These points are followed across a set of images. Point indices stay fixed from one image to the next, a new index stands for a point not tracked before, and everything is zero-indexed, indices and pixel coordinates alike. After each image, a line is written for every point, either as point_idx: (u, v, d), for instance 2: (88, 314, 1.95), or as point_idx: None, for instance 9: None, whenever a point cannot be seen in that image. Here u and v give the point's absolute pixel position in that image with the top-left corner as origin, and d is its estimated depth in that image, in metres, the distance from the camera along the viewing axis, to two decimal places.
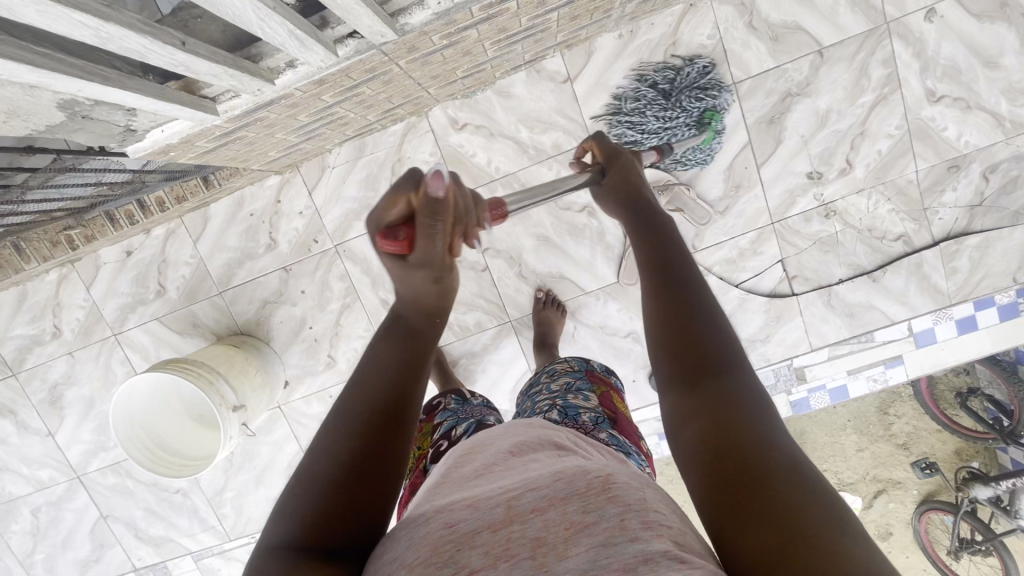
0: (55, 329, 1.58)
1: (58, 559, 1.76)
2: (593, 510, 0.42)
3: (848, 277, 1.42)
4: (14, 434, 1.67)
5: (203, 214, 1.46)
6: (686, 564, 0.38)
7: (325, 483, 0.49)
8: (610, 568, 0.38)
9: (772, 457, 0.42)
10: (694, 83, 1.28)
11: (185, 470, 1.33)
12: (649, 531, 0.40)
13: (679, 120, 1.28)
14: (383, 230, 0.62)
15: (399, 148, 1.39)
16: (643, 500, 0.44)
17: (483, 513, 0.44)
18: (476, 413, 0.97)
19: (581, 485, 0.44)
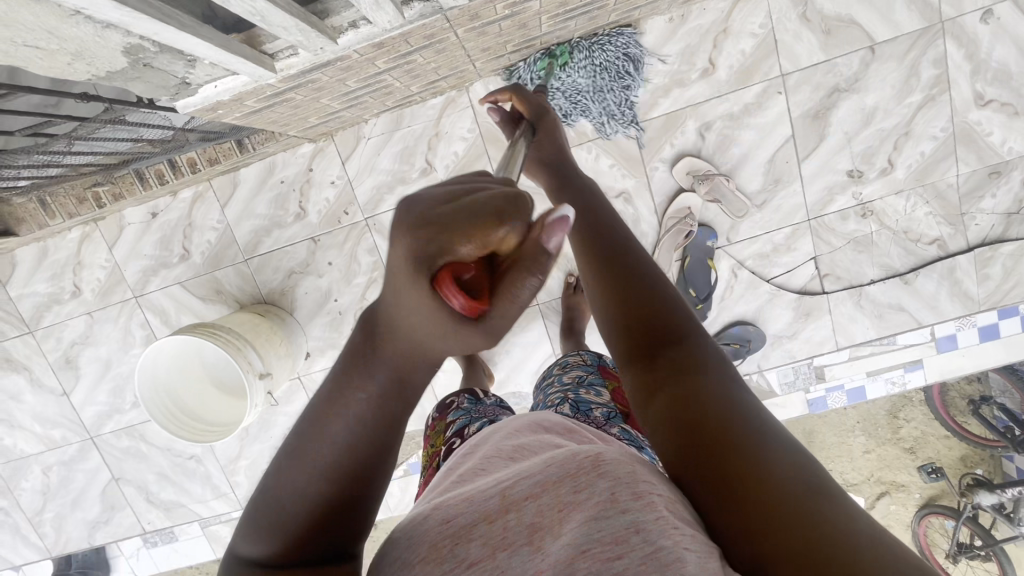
0: (75, 288, 1.55)
1: (68, 519, 1.76)
2: (584, 488, 0.40)
3: (879, 278, 1.41)
4: (28, 391, 1.66)
5: (233, 178, 1.44)
6: (677, 531, 0.36)
7: (285, 506, 0.47)
8: (603, 541, 0.37)
9: (746, 421, 0.42)
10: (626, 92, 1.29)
11: (203, 436, 1.31)
12: (641, 501, 0.38)
13: (580, 82, 1.26)
14: (447, 268, 0.42)
15: (436, 122, 1.36)
16: (632, 472, 0.41)
17: (477, 506, 0.42)
18: (490, 412, 0.95)
19: (570, 466, 0.42)
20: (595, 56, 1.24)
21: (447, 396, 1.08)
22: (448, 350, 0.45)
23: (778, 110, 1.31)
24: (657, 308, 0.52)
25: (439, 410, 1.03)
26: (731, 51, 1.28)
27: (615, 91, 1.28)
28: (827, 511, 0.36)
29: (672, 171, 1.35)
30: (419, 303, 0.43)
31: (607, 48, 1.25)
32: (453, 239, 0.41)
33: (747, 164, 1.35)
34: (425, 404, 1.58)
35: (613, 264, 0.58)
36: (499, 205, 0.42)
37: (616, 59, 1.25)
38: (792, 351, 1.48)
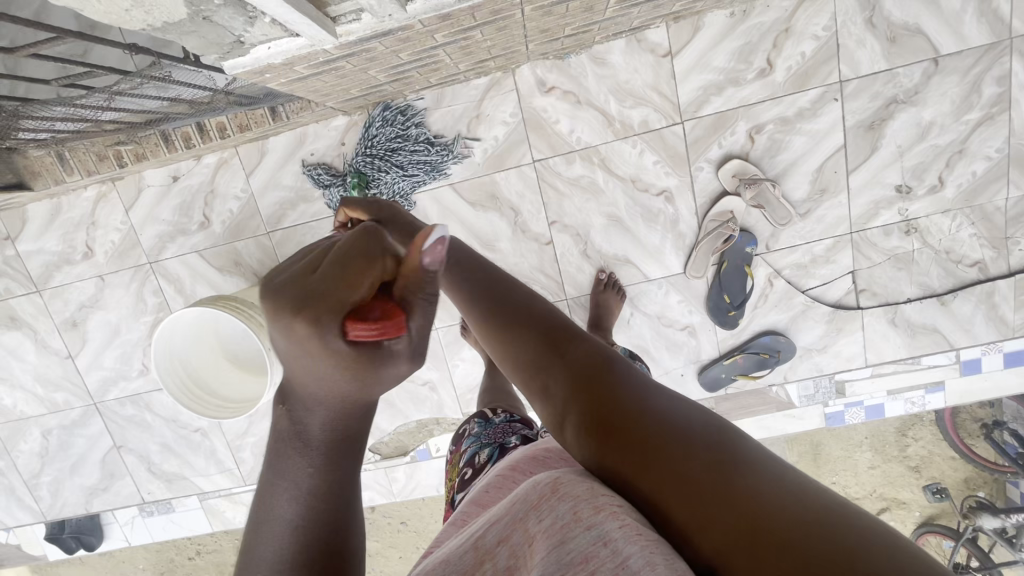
0: (87, 249, 1.50)
1: (65, 483, 1.73)
2: (547, 512, 0.37)
3: (916, 296, 1.39)
4: (31, 351, 1.60)
5: (261, 147, 1.38)
6: (642, 536, 0.33)
7: None
8: (572, 562, 0.33)
9: (675, 423, 0.39)
10: (421, 137, 1.32)
11: (220, 412, 1.27)
12: (601, 513, 0.35)
13: (370, 162, 1.32)
14: (350, 316, 0.41)
15: (478, 103, 1.31)
16: (591, 489, 0.38)
17: (452, 565, 0.38)
18: (502, 435, 0.91)
19: (531, 495, 0.39)
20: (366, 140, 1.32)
21: (461, 424, 1.05)
22: (378, 374, 0.42)
23: (832, 118, 1.28)
24: (542, 322, 0.53)
25: (455, 441, 0.99)
26: (791, 52, 1.24)
27: (415, 147, 1.32)
28: (766, 483, 0.33)
29: (718, 173, 1.31)
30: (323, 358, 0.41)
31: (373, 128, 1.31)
32: (341, 287, 0.41)
33: (794, 172, 1.32)
34: (441, 392, 1.55)
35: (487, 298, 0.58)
36: (367, 244, 0.44)
37: (388, 132, 1.31)
38: (820, 365, 1.46)
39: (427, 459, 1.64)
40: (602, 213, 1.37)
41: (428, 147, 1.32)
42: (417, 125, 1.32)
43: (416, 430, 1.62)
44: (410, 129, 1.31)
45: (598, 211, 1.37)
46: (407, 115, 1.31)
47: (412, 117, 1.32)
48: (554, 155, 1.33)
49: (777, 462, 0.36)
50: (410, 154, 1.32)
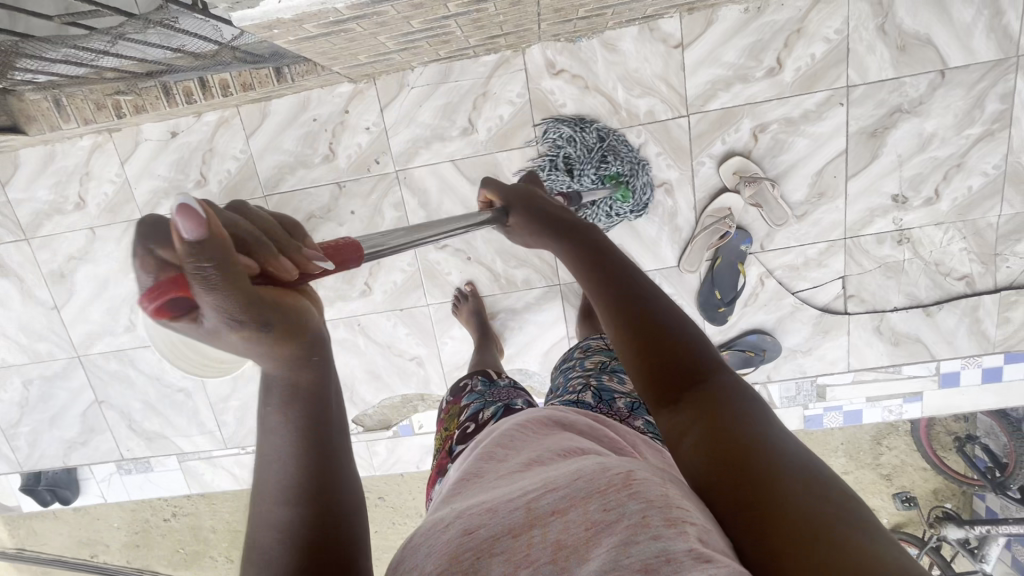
0: (79, 200, 1.48)
1: (45, 434, 1.72)
2: (614, 507, 0.40)
3: (903, 306, 1.41)
4: (16, 300, 1.58)
5: (263, 109, 1.36)
6: (713, 562, 0.35)
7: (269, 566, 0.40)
8: (630, 568, 0.36)
9: (786, 463, 0.42)
10: (565, 132, 1.29)
11: None
12: (672, 528, 0.37)
13: (587, 175, 1.28)
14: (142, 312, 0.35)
15: (486, 80, 1.30)
16: (665, 496, 0.40)
17: (501, 517, 0.42)
18: (505, 396, 0.95)
19: (600, 481, 0.42)
20: (553, 167, 1.30)
21: (462, 378, 1.10)
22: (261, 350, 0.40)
23: (836, 122, 1.28)
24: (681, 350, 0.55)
25: (453, 394, 1.04)
26: (801, 53, 1.24)
27: (573, 141, 1.28)
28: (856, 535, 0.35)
29: (720, 169, 1.32)
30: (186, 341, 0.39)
31: (551, 157, 1.31)
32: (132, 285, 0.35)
33: (794, 174, 1.32)
34: (428, 367, 1.55)
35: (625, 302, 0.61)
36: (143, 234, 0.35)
37: (563, 149, 1.29)
38: (803, 367, 1.48)
39: (409, 434, 1.65)
40: None
41: (599, 131, 1.28)
42: (575, 127, 1.28)
43: (400, 404, 1.63)
44: (574, 134, 1.28)
45: None
46: (558, 129, 1.29)
47: (560, 126, 1.29)
48: None
49: (881, 533, 0.36)
50: (580, 143, 1.28)
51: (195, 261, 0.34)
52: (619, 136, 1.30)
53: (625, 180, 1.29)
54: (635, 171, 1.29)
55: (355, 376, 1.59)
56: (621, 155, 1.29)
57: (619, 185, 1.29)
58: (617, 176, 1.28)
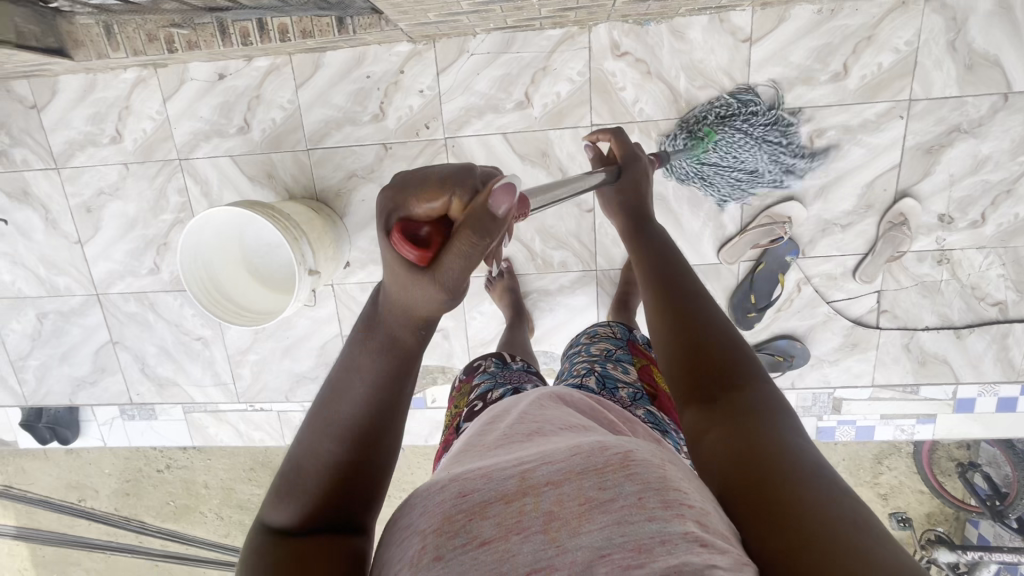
0: (116, 134, 1.44)
1: (54, 370, 1.70)
2: (611, 486, 0.42)
3: (934, 326, 1.41)
4: (39, 230, 1.55)
5: (316, 60, 1.33)
6: (707, 548, 0.38)
7: (318, 473, 0.54)
8: (626, 547, 0.39)
9: (795, 461, 0.46)
10: (782, 132, 1.26)
11: (240, 317, 1.27)
12: (670, 511, 0.40)
13: (748, 151, 1.26)
14: (402, 225, 0.50)
15: (548, 55, 1.28)
16: (663, 477, 0.43)
17: (495, 483, 0.44)
18: (515, 379, 0.95)
19: (598, 460, 0.44)
20: (768, 125, 1.25)
21: (477, 359, 1.10)
22: (417, 309, 0.52)
23: (894, 135, 1.28)
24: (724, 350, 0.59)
25: (467, 372, 1.04)
26: (868, 60, 1.23)
27: (770, 140, 1.26)
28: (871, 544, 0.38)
29: (902, 201, 1.30)
30: (386, 258, 0.51)
31: (782, 123, 1.26)
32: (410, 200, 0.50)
33: (843, 184, 1.32)
34: (453, 340, 1.55)
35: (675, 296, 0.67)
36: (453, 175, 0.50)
37: (783, 136, 1.26)
38: (827, 377, 1.49)
39: (421, 407, 1.67)
40: None
41: (785, 157, 1.29)
42: (801, 155, 1.29)
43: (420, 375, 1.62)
44: (793, 154, 1.29)
45: None
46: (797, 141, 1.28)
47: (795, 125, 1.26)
48: (613, 123, 1.31)
49: (882, 534, 0.40)
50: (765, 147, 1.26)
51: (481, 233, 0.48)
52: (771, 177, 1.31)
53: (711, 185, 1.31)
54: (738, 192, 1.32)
55: None
56: (743, 180, 1.30)
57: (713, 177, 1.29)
58: (724, 178, 1.29)
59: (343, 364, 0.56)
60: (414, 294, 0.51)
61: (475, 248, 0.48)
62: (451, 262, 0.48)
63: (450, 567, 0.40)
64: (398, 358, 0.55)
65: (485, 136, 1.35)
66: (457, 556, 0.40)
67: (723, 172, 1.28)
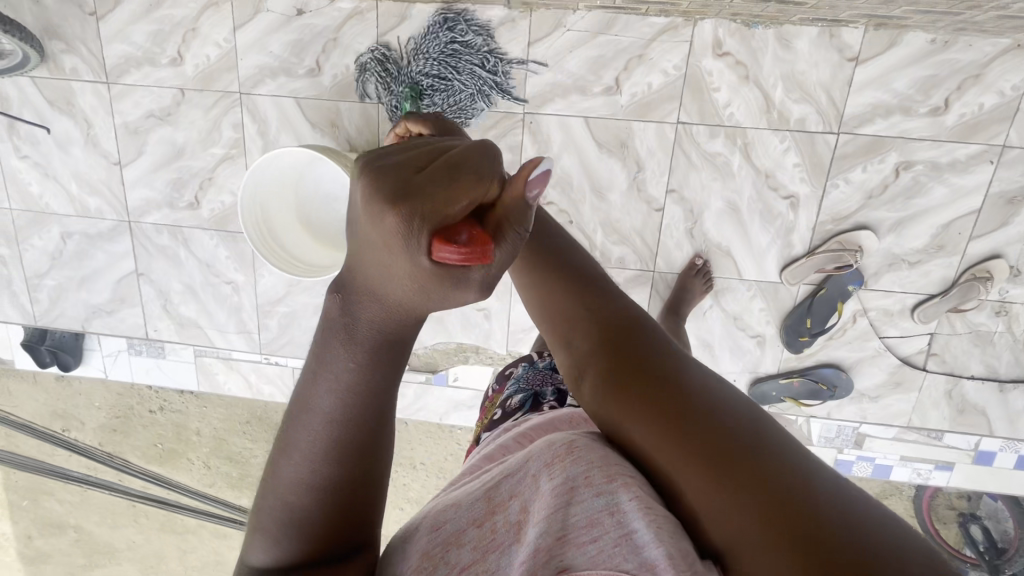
0: (177, 57, 1.37)
1: (71, 293, 1.63)
2: (556, 473, 0.40)
3: (980, 376, 1.41)
4: (78, 146, 1.47)
5: (403, 10, 1.27)
6: (650, 510, 0.37)
7: (307, 510, 0.45)
8: (578, 526, 0.38)
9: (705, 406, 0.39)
10: (442, 38, 1.26)
11: (290, 267, 1.24)
12: (614, 482, 0.38)
13: (450, 77, 1.27)
14: (443, 234, 0.39)
15: (647, 44, 1.23)
16: (607, 454, 0.40)
17: (466, 510, 0.43)
18: (540, 383, 0.85)
19: (546, 453, 0.42)
20: (427, 52, 1.27)
21: (510, 364, 1.01)
22: (447, 301, 0.41)
23: (979, 180, 1.25)
24: (574, 275, 0.52)
25: (498, 381, 0.95)
26: (971, 99, 1.20)
27: (447, 56, 1.26)
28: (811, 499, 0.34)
29: (993, 259, 1.30)
30: (414, 267, 0.39)
31: (432, 41, 1.26)
32: (437, 200, 0.39)
33: (918, 221, 1.30)
34: (493, 322, 1.51)
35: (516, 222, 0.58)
36: (481, 162, 0.40)
37: (450, 37, 1.25)
38: (863, 412, 1.48)
39: (443, 384, 1.63)
40: (723, 198, 1.32)
41: (473, 38, 1.25)
42: (480, 30, 1.25)
43: (451, 351, 1.59)
44: (473, 34, 1.25)
45: (720, 194, 1.32)
46: (466, 26, 1.25)
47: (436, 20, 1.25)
48: (699, 124, 1.27)
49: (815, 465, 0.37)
50: (451, 59, 1.26)
51: (519, 222, 0.42)
52: (493, 55, 1.27)
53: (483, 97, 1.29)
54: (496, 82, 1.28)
55: None
56: (478, 77, 1.27)
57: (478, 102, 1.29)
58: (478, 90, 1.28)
59: (315, 373, 0.45)
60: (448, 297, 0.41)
61: (515, 241, 0.42)
62: (499, 260, 0.42)
63: None
64: (392, 353, 0.45)
65: (565, 117, 1.30)
66: None
67: (470, 108, 1.29)
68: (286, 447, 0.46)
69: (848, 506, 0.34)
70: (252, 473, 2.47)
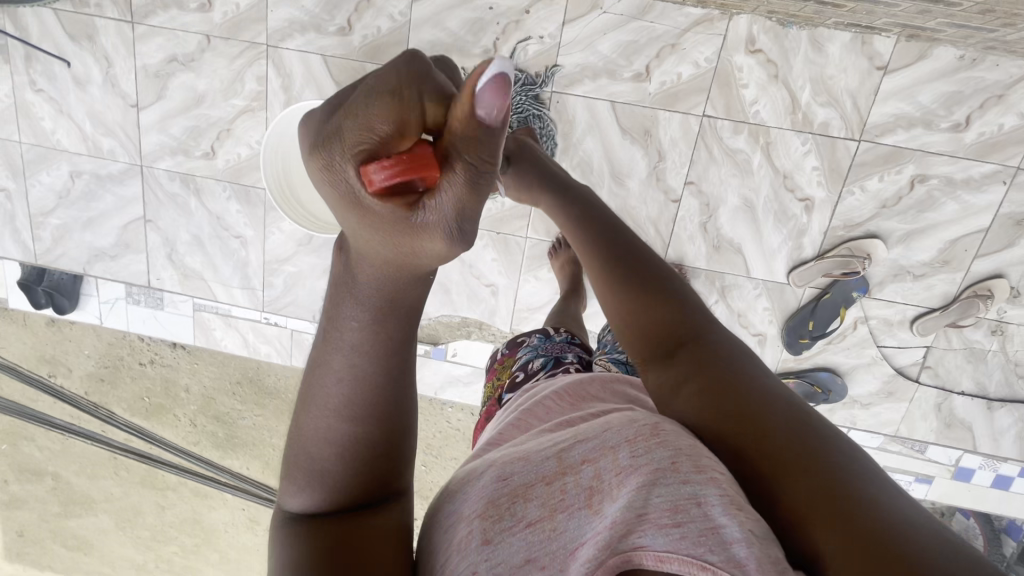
0: (206, 2, 1.35)
1: (74, 234, 1.61)
2: (642, 454, 0.40)
3: (969, 392, 1.44)
4: (95, 84, 1.45)
5: None
6: (741, 512, 0.36)
7: (328, 461, 0.47)
8: (661, 508, 0.37)
9: (787, 424, 0.41)
10: None
11: (310, 224, 1.26)
12: (703, 475, 0.37)
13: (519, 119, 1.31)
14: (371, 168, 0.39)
15: (681, 34, 1.24)
16: (694, 446, 0.40)
17: (536, 466, 0.45)
18: (559, 352, 0.88)
19: (629, 430, 0.42)
20: None
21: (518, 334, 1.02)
22: (413, 241, 0.42)
23: (991, 199, 1.28)
24: (661, 297, 0.55)
25: (507, 346, 0.96)
26: (991, 119, 1.22)
27: None
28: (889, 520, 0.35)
29: (997, 279, 1.32)
30: (358, 205, 0.40)
31: None
32: (359, 136, 0.38)
33: (928, 234, 1.32)
34: (499, 298, 1.52)
35: (616, 257, 0.62)
36: (404, 81, 0.37)
37: None
38: (853, 418, 1.51)
39: (442, 358, 1.63)
40: (739, 195, 1.33)
41: None
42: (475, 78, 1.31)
43: (454, 325, 1.59)
44: None
45: (737, 190, 1.33)
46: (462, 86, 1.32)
47: None
48: (725, 119, 1.28)
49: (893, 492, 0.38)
50: None
51: (474, 149, 0.39)
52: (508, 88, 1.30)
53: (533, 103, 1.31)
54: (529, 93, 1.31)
55: None
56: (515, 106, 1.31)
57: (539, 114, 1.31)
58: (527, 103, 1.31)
59: (330, 334, 0.46)
60: (404, 232, 0.41)
61: (470, 173, 0.40)
62: (449, 196, 0.40)
63: (498, 550, 0.42)
64: (398, 313, 0.46)
65: (592, 101, 1.30)
66: (506, 537, 0.42)
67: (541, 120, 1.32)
68: (306, 404, 0.48)
69: (925, 534, 0.35)
70: (237, 435, 2.42)
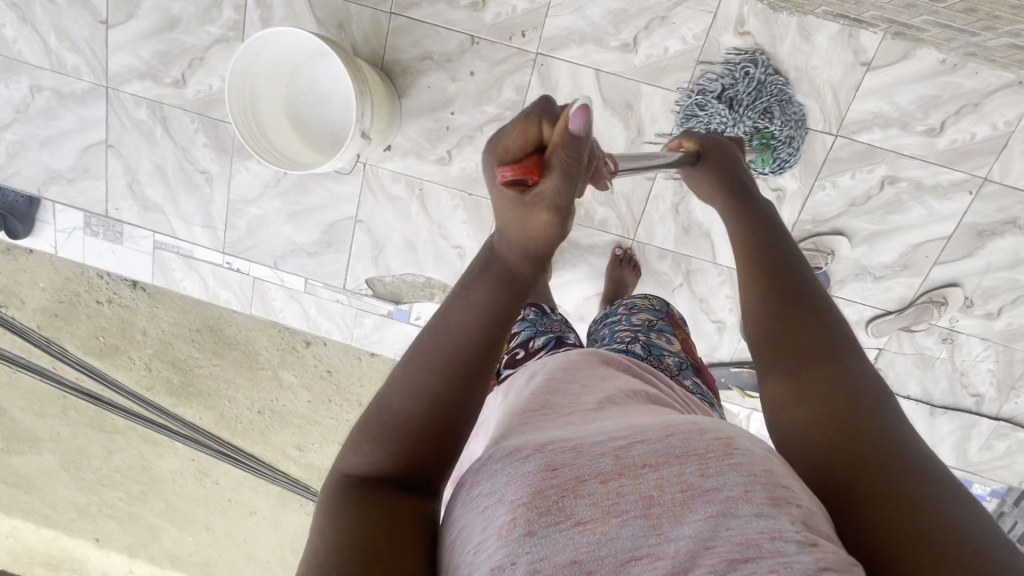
0: None
1: (30, 153, 1.54)
2: (713, 475, 0.43)
3: (914, 397, 1.48)
4: None
5: None
6: (818, 548, 0.39)
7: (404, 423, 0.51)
8: (731, 540, 0.40)
9: (902, 464, 0.45)
10: (704, 113, 1.26)
11: (283, 162, 1.19)
12: (777, 508, 0.41)
13: (763, 108, 1.23)
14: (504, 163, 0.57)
15: (671, 7, 1.22)
16: (768, 472, 0.43)
17: (589, 461, 0.45)
18: (557, 330, 0.90)
19: (698, 445, 0.45)
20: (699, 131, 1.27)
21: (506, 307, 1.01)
22: (526, 218, 0.56)
23: (956, 208, 1.30)
24: (809, 319, 0.60)
25: None
26: (965, 126, 1.23)
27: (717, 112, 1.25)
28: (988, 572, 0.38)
29: (954, 287, 1.35)
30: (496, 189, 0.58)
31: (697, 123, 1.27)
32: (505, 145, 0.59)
33: (891, 237, 1.34)
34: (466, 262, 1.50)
35: (769, 273, 0.67)
36: (535, 116, 0.59)
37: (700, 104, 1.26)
38: None
39: (404, 320, 1.60)
40: None
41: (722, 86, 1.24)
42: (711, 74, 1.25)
43: (418, 286, 1.56)
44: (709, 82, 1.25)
45: None
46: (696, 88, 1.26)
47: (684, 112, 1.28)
48: (707, 99, 1.27)
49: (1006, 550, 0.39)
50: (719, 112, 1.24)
51: (564, 149, 0.55)
52: (746, 74, 1.23)
53: (769, 87, 1.23)
54: (765, 77, 1.23)
55: (389, 239, 1.51)
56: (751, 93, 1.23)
57: (777, 99, 1.23)
58: (765, 86, 1.23)
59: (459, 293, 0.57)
60: (520, 211, 0.56)
61: (562, 166, 0.54)
62: (546, 182, 0.54)
63: (544, 542, 0.41)
64: (511, 287, 0.57)
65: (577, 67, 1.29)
66: (552, 532, 0.42)
67: (783, 107, 1.23)
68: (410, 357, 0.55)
69: None
70: (193, 382, 2.31)
